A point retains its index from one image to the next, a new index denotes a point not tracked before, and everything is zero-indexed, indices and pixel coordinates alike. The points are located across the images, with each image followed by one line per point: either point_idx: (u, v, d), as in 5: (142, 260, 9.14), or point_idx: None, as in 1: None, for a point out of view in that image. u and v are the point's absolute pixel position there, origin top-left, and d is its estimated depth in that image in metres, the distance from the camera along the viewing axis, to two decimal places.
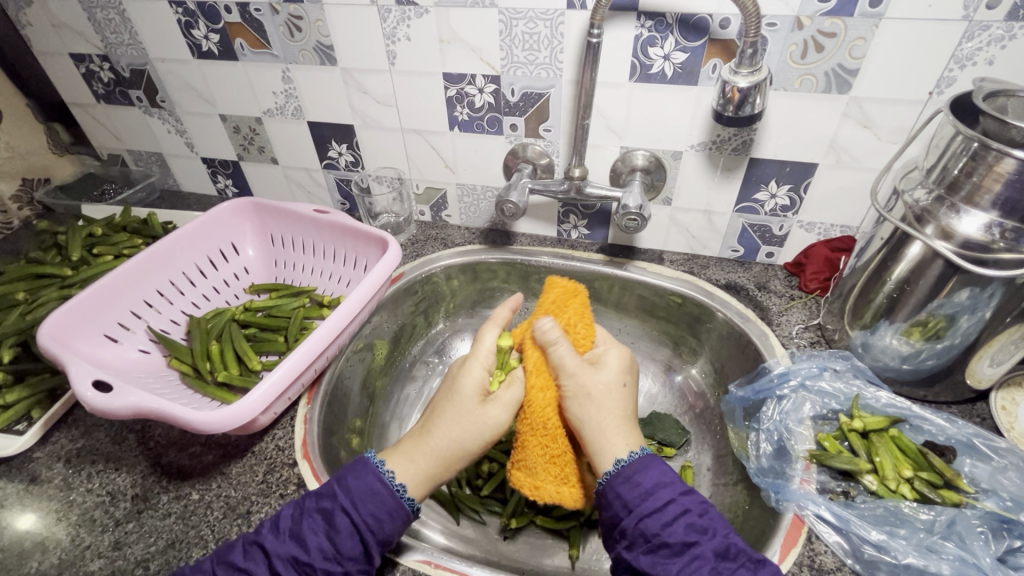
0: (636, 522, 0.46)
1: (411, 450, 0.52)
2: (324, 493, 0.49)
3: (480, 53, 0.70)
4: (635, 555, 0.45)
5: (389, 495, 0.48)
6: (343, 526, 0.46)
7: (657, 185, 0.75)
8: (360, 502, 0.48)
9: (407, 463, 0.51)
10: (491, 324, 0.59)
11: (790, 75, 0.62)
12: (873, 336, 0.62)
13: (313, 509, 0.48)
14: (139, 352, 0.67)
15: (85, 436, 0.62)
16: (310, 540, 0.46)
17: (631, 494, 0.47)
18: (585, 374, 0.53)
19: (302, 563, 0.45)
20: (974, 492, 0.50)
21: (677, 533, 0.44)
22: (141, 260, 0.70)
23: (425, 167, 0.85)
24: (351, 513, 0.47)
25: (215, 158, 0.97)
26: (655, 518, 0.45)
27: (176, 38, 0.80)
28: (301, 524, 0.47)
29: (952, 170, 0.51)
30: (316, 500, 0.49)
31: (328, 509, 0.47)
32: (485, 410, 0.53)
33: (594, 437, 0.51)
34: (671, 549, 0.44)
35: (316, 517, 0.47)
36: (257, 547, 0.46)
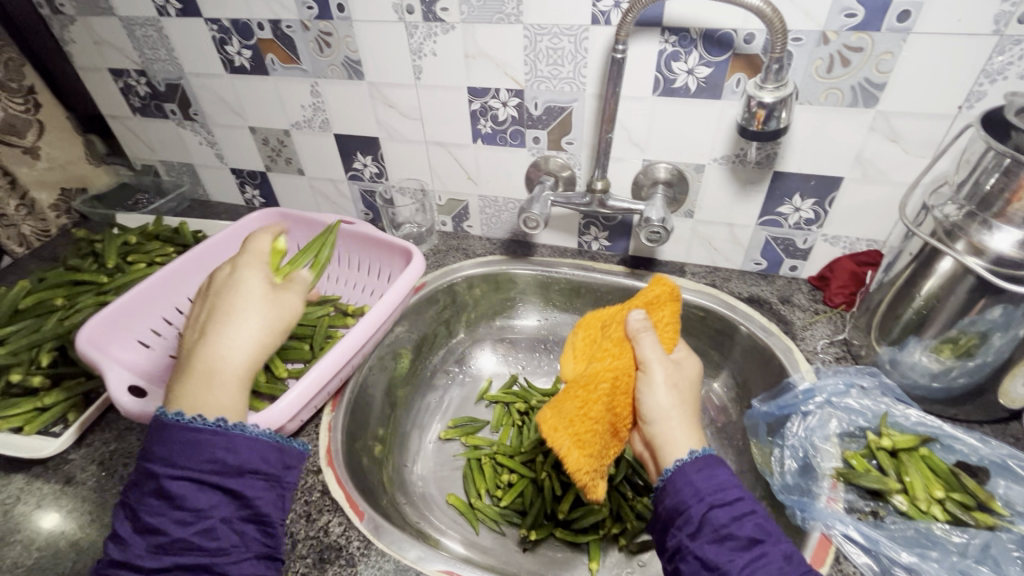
0: (706, 509, 0.44)
1: (197, 366, 0.47)
2: (133, 481, 0.44)
3: (504, 68, 0.71)
4: (699, 544, 0.42)
5: (271, 447, 0.47)
6: (182, 489, 0.43)
7: (679, 198, 0.75)
8: (246, 469, 0.45)
9: (221, 383, 0.47)
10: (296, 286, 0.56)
11: (815, 89, 0.62)
12: (901, 352, 0.61)
13: (146, 492, 0.43)
14: (170, 357, 0.69)
15: (118, 439, 0.64)
16: (161, 520, 0.42)
17: (703, 483, 0.45)
18: (667, 366, 0.54)
19: (167, 545, 0.42)
20: (1009, 515, 0.49)
21: (747, 528, 0.42)
22: (174, 269, 0.72)
23: (447, 179, 0.87)
24: (242, 483, 0.45)
25: (244, 169, 0.99)
26: (724, 510, 0.43)
27: (210, 54, 0.83)
28: (184, 523, 0.43)
29: (983, 185, 0.50)
30: (128, 491, 0.44)
31: (154, 484, 0.43)
32: (273, 299, 0.52)
33: (659, 424, 0.51)
34: (740, 542, 0.41)
35: (198, 507, 0.43)
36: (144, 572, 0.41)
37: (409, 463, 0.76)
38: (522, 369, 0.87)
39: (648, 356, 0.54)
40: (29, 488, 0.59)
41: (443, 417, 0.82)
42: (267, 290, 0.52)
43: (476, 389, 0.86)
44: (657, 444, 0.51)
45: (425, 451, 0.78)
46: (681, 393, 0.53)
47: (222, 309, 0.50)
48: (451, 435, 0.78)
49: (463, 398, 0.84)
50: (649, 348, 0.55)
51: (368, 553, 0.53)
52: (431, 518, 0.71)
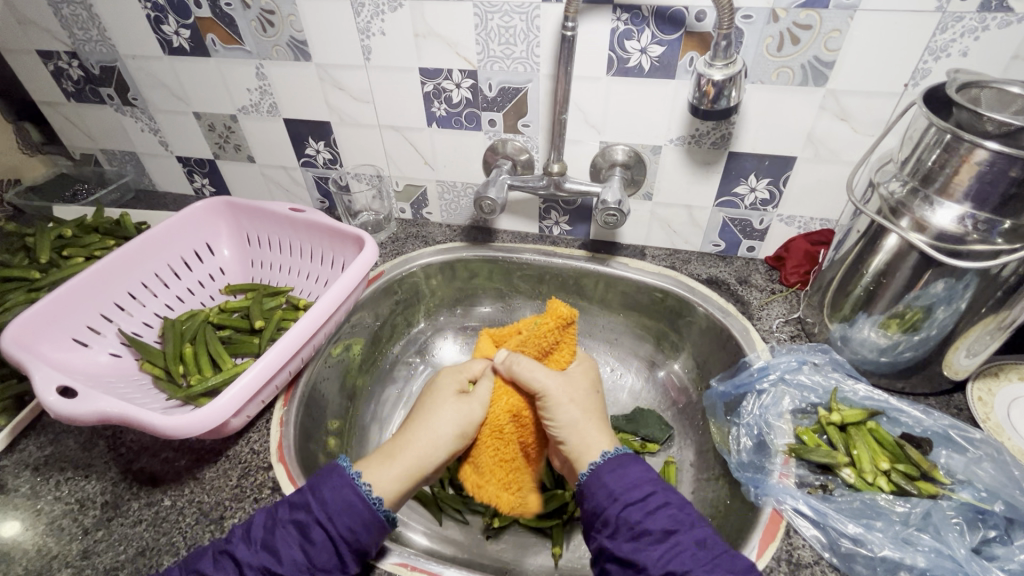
0: (619, 510, 0.46)
1: (411, 459, 0.53)
2: (299, 504, 0.48)
3: (456, 48, 0.69)
4: (617, 543, 0.45)
5: (367, 509, 0.48)
6: (318, 539, 0.46)
7: (637, 180, 0.75)
8: (336, 515, 0.47)
9: (399, 471, 0.52)
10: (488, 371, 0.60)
11: (767, 68, 0.62)
12: (851, 329, 0.62)
13: (288, 519, 0.47)
14: (110, 355, 0.65)
15: (54, 443, 0.60)
16: (284, 553, 0.45)
17: (614, 483, 0.48)
18: (562, 382, 0.56)
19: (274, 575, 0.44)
20: (950, 484, 0.50)
21: (660, 521, 0.45)
22: (111, 262, 0.68)
23: (404, 164, 0.84)
24: (327, 526, 0.46)
25: (191, 157, 0.95)
26: (638, 506, 0.46)
27: (146, 33, 0.78)
28: (275, 536, 0.46)
29: (924, 161, 0.51)
30: (290, 510, 0.48)
31: (303, 521, 0.46)
32: (464, 403, 0.56)
33: (569, 438, 0.53)
34: (654, 536, 0.44)
35: (291, 529, 0.46)
36: (229, 557, 0.45)
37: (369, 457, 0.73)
38: None
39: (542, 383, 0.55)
40: None
41: (404, 408, 0.81)
42: (457, 395, 0.57)
43: None
44: (572, 457, 0.53)
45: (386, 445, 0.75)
46: (581, 404, 0.56)
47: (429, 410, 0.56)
48: None
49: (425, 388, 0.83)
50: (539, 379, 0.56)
51: None
52: None
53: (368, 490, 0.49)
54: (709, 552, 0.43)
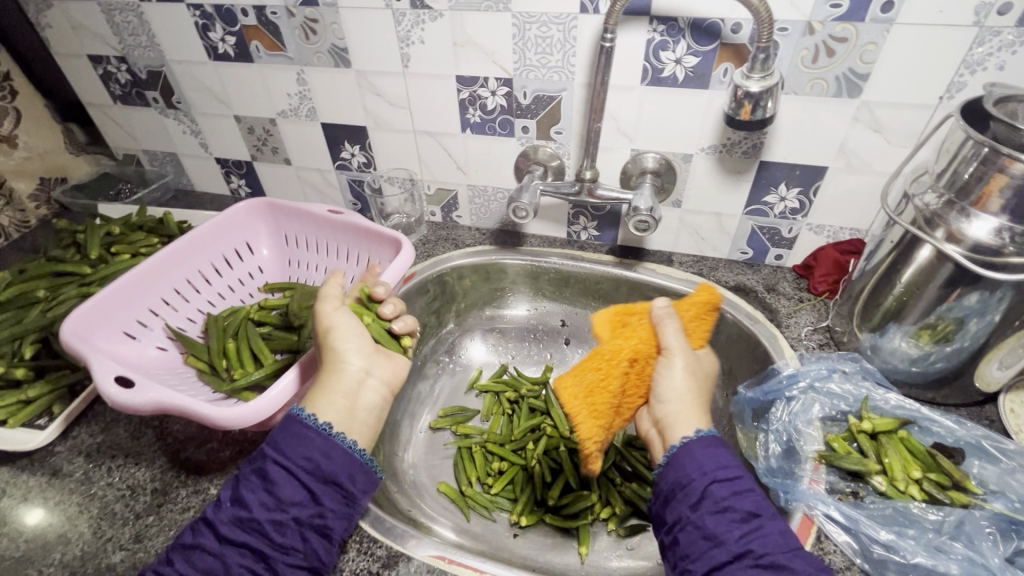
0: (707, 483, 0.45)
1: (334, 387, 0.51)
2: (256, 455, 0.48)
3: (493, 56, 0.71)
4: (698, 515, 0.44)
5: (315, 436, 0.47)
6: (276, 478, 0.46)
7: (667, 187, 0.76)
8: (289, 450, 0.47)
9: (326, 399, 0.50)
10: (327, 298, 0.56)
11: (801, 79, 0.63)
12: (882, 338, 0.63)
13: (248, 470, 0.47)
14: (157, 349, 0.68)
15: (105, 431, 0.63)
16: (250, 499, 0.45)
17: (705, 458, 0.46)
18: (687, 355, 0.53)
19: (246, 521, 0.44)
20: (983, 494, 0.50)
21: (745, 502, 0.43)
22: (159, 260, 0.71)
23: (436, 168, 0.86)
24: (284, 465, 0.46)
25: (229, 158, 0.98)
26: (728, 486, 0.44)
27: (193, 39, 0.82)
28: (241, 488, 0.46)
29: (961, 174, 0.51)
30: (250, 463, 0.48)
31: (260, 466, 0.47)
32: (336, 318, 0.55)
33: (672, 405, 0.51)
34: (740, 516, 0.43)
35: (253, 478, 0.47)
36: (206, 522, 0.46)
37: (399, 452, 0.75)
38: (512, 358, 0.88)
39: (670, 343, 0.53)
40: (15, 481, 0.58)
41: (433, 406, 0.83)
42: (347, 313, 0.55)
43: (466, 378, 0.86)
44: (665, 423, 0.51)
45: (415, 440, 0.78)
46: (698, 382, 0.53)
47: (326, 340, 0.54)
48: (440, 425, 0.79)
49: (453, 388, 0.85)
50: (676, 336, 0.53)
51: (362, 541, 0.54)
52: (423, 505, 0.71)
53: (324, 425, 0.48)
54: (790, 539, 0.41)
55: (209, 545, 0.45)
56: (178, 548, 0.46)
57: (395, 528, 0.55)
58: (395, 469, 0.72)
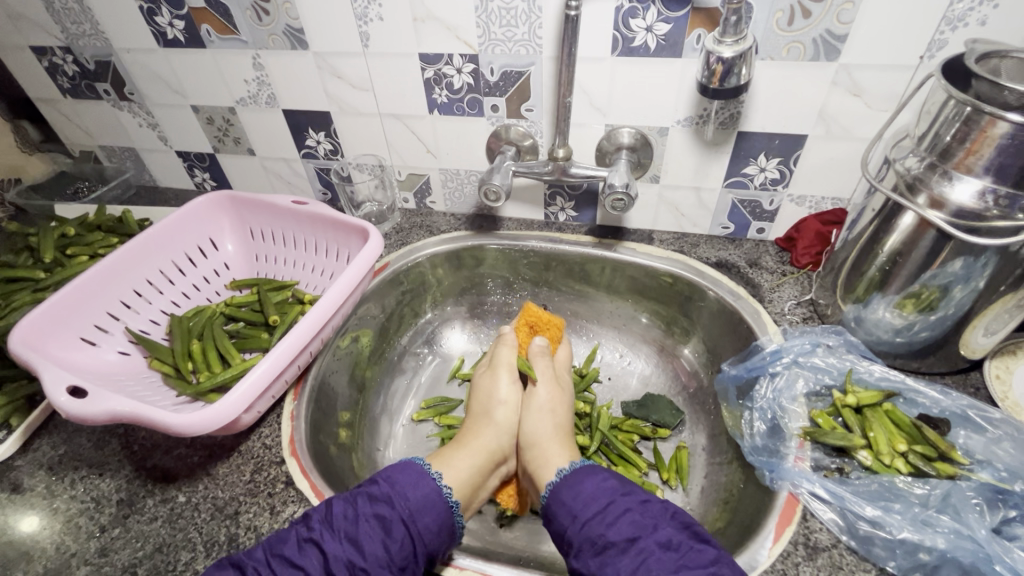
0: (581, 527, 0.48)
1: (473, 449, 0.61)
2: (380, 498, 0.49)
3: (456, 31, 0.67)
4: (584, 561, 0.46)
5: (444, 507, 0.52)
6: (400, 534, 0.48)
7: (644, 163, 0.73)
8: (416, 511, 0.50)
9: (472, 461, 0.60)
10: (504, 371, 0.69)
11: (777, 43, 0.60)
12: (866, 309, 0.61)
13: (369, 512, 0.48)
14: (118, 353, 0.65)
15: (67, 442, 0.60)
16: (368, 546, 0.46)
17: (575, 501, 0.50)
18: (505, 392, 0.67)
19: (358, 567, 0.45)
20: (969, 464, 0.49)
21: (623, 530, 0.46)
22: (114, 261, 0.68)
23: (406, 153, 0.83)
24: (409, 523, 0.49)
25: (190, 151, 0.94)
26: (599, 519, 0.48)
27: (139, 26, 0.77)
28: (358, 528, 0.47)
29: (943, 136, 0.49)
30: (370, 503, 0.49)
31: (386, 515, 0.48)
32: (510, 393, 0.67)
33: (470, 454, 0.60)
34: (616, 547, 0.45)
35: (373, 522, 0.48)
36: (313, 542, 0.46)
37: (380, 448, 0.73)
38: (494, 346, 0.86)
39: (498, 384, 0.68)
40: None
41: (415, 398, 0.81)
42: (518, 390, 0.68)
43: (447, 368, 0.84)
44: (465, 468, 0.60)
45: (397, 434, 0.76)
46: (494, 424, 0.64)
47: (483, 416, 0.65)
48: (423, 416, 0.76)
49: (433, 379, 0.82)
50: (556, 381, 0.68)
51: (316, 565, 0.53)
52: None
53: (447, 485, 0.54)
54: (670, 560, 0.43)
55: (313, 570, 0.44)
56: (277, 556, 0.45)
57: None
58: (376, 465, 0.71)
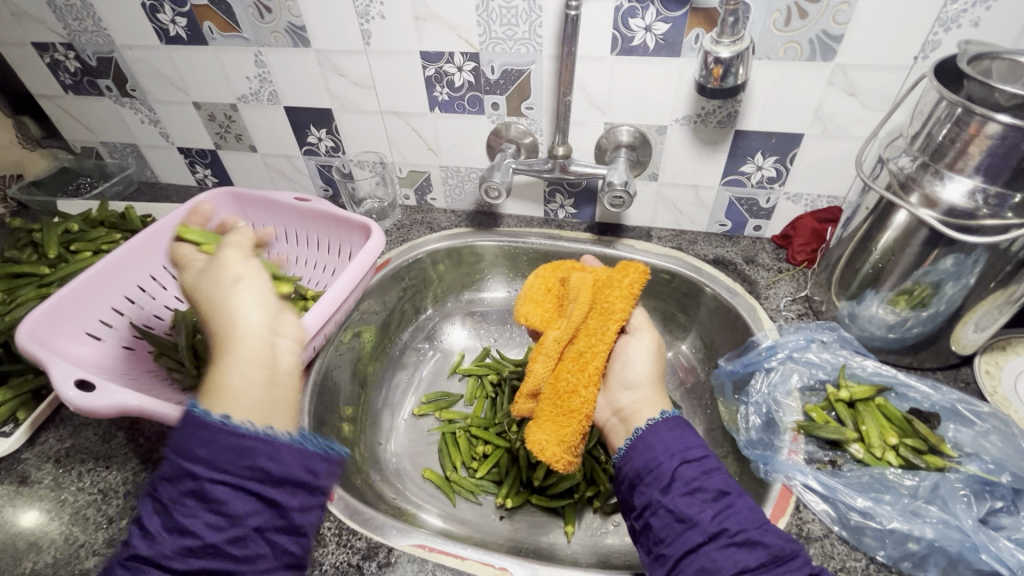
0: (676, 465, 0.47)
1: (237, 355, 0.38)
2: (175, 475, 0.35)
3: (457, 30, 0.68)
4: (670, 497, 0.46)
5: (270, 452, 0.36)
6: (220, 494, 0.34)
7: (643, 161, 0.74)
8: (230, 465, 0.35)
9: (243, 364, 0.37)
10: (232, 246, 0.43)
11: (774, 43, 0.61)
12: (859, 306, 0.62)
13: (176, 493, 0.35)
14: (123, 348, 0.66)
15: (74, 436, 0.61)
16: (191, 521, 0.34)
17: (672, 441, 0.49)
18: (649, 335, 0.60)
19: (197, 546, 0.34)
20: (958, 457, 0.50)
21: (715, 482, 0.46)
22: (118, 257, 0.68)
23: (407, 151, 0.84)
24: (224, 475, 0.35)
25: (192, 147, 0.94)
26: (697, 466, 0.47)
27: (142, 23, 0.77)
28: (174, 502, 0.35)
29: (935, 135, 0.50)
30: (169, 487, 0.36)
31: (192, 484, 0.35)
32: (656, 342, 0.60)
33: (245, 377, 0.37)
34: (710, 494, 0.45)
35: (184, 499, 0.35)
36: (136, 557, 0.35)
37: (382, 441, 0.75)
38: (494, 341, 0.87)
39: (638, 322, 0.60)
40: None
41: (415, 393, 0.81)
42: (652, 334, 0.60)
43: (447, 363, 0.85)
44: (274, 372, 0.39)
45: (398, 428, 0.77)
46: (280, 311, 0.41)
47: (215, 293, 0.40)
48: (424, 411, 0.77)
49: (434, 373, 0.83)
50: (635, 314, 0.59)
51: (340, 533, 0.53)
52: (407, 493, 0.70)
53: (243, 422, 0.36)
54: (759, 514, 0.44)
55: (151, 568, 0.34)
56: None
57: (373, 519, 0.55)
58: (376, 459, 0.72)
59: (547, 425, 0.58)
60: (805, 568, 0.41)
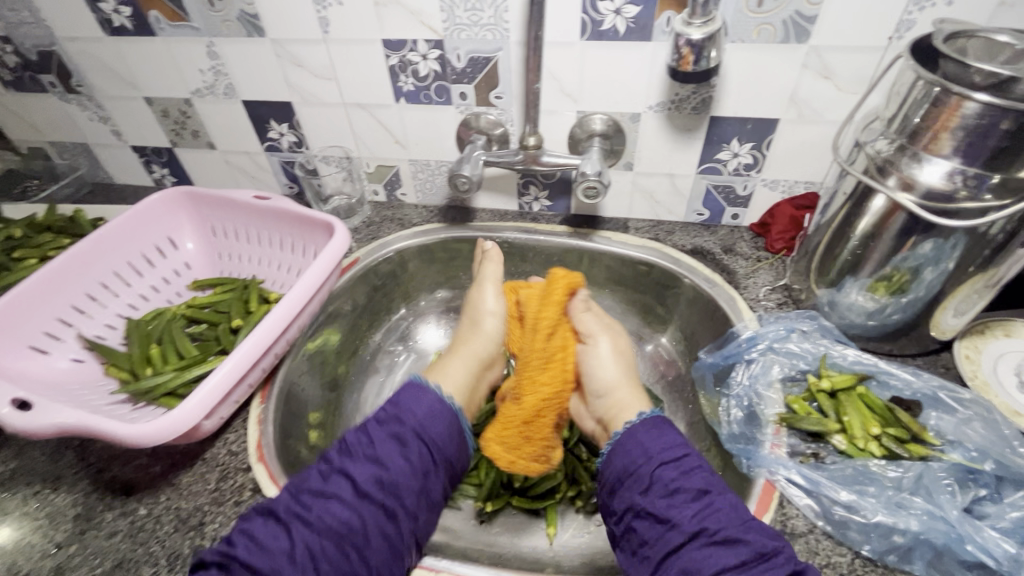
0: (654, 467, 0.47)
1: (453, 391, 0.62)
2: (353, 454, 0.50)
3: (419, 16, 0.64)
4: (650, 500, 0.46)
5: (449, 419, 0.54)
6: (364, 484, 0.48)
7: (617, 150, 0.72)
8: (400, 447, 0.51)
9: (459, 365, 0.65)
10: (488, 301, 0.70)
11: (747, 26, 0.59)
12: (838, 293, 0.61)
13: (334, 472, 0.49)
14: (70, 361, 0.62)
15: (19, 456, 0.57)
16: (336, 504, 0.47)
17: (651, 443, 0.49)
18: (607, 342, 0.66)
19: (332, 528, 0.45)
20: (940, 445, 0.49)
21: (695, 481, 0.46)
22: (63, 263, 0.64)
23: (374, 145, 0.80)
24: (385, 464, 0.49)
25: (147, 146, 0.89)
26: (675, 466, 0.47)
27: (82, 13, 0.72)
28: (329, 481, 0.48)
29: (912, 117, 0.49)
30: (342, 459, 0.50)
31: (352, 471, 0.49)
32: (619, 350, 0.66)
33: (462, 375, 0.64)
34: (689, 494, 0.45)
35: (347, 474, 0.48)
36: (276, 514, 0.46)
37: None
38: None
39: (591, 331, 0.66)
40: None
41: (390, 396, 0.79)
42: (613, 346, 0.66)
43: (423, 364, 0.82)
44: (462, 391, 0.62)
45: None
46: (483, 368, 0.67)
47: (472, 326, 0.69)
48: None
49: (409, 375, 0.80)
50: (583, 326, 0.66)
51: None
52: None
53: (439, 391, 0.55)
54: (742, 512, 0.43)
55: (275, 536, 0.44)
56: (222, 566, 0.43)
57: None
58: None
59: (508, 446, 0.64)
60: (788, 565, 0.40)
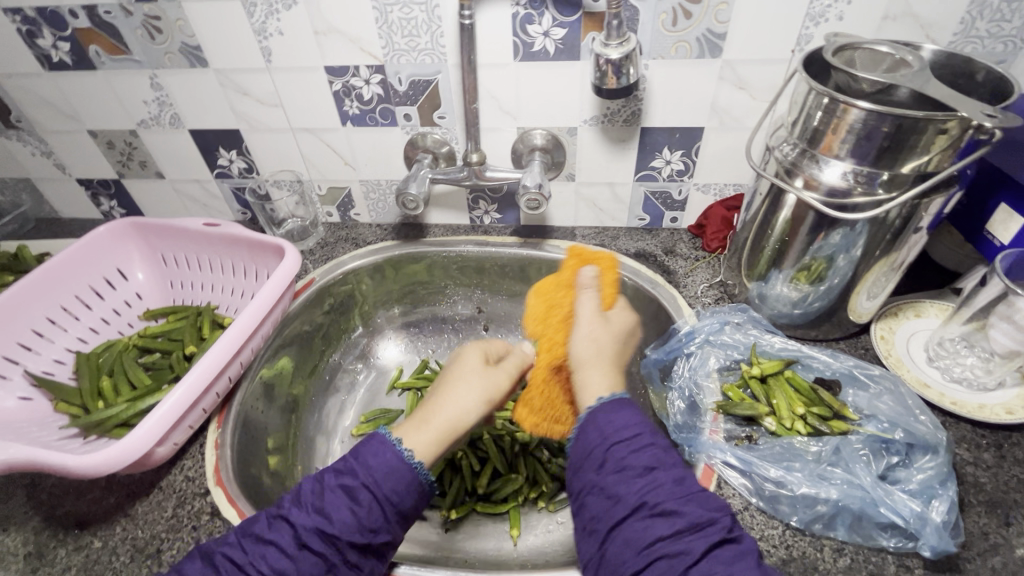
0: (608, 447, 0.47)
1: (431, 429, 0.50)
2: (344, 470, 0.48)
3: (359, 43, 0.67)
4: (601, 476, 0.46)
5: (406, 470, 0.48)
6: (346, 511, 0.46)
7: (558, 162, 0.76)
8: (380, 478, 0.47)
9: (428, 432, 0.50)
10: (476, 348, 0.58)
11: (665, 43, 0.63)
12: (766, 286, 0.66)
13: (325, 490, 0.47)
14: (18, 399, 0.61)
15: None
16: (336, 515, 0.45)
17: (606, 425, 0.48)
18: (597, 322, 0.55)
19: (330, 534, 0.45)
20: (858, 419, 0.53)
21: (642, 459, 0.46)
22: (5, 302, 0.64)
23: (324, 167, 0.82)
24: (373, 488, 0.47)
25: (93, 178, 0.89)
26: (626, 445, 0.47)
27: (20, 49, 0.72)
28: (324, 500, 0.46)
29: (810, 123, 0.54)
30: (336, 476, 0.48)
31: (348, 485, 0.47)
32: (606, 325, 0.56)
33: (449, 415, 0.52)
34: (635, 471, 0.45)
35: (338, 492, 0.47)
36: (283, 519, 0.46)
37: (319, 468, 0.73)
38: (432, 352, 0.87)
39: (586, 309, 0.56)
40: None
41: (353, 414, 0.80)
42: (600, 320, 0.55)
43: (385, 381, 0.84)
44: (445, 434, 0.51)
45: (334, 453, 0.75)
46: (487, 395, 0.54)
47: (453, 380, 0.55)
48: (363, 431, 0.75)
49: (372, 392, 0.82)
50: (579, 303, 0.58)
51: None
52: None
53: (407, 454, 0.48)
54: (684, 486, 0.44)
55: (283, 543, 0.45)
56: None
57: None
58: None
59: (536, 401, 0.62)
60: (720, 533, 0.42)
